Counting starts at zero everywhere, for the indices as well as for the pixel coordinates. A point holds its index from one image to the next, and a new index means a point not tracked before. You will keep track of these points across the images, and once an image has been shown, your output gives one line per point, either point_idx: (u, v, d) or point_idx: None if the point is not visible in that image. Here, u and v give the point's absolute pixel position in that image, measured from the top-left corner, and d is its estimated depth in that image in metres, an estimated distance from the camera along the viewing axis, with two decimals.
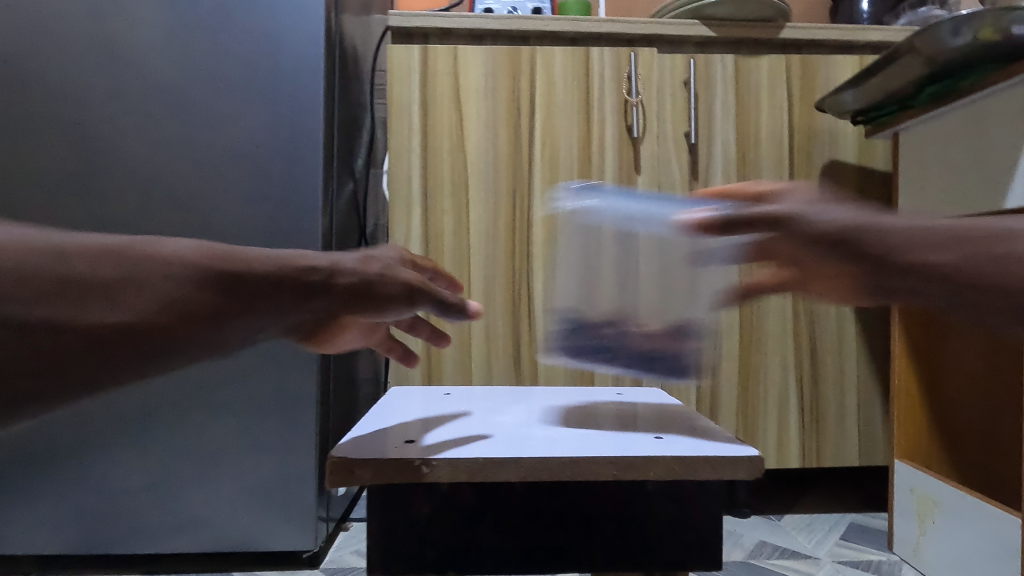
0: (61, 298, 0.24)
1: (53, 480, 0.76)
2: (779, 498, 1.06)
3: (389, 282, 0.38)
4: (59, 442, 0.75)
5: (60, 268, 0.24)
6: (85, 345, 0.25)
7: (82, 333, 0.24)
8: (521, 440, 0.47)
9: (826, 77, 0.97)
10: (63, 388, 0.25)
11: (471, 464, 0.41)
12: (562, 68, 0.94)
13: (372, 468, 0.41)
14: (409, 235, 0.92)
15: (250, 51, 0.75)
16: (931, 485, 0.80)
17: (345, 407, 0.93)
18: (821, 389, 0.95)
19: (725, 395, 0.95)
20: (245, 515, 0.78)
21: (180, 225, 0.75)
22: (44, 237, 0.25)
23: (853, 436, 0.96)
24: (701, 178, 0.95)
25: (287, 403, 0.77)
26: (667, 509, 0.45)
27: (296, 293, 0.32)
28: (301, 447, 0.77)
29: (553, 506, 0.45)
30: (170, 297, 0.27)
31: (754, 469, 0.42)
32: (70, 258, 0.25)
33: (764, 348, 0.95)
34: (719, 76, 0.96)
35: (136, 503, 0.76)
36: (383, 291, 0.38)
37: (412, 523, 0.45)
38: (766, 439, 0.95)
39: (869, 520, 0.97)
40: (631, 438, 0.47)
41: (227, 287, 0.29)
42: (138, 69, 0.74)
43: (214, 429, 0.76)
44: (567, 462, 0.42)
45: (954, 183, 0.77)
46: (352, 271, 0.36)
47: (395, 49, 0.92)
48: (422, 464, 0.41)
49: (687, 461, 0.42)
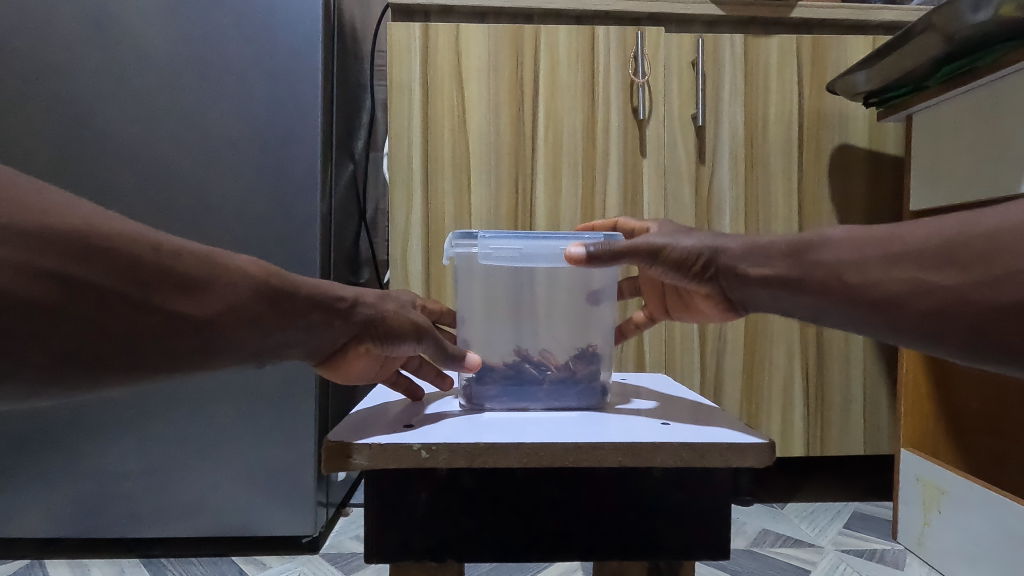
0: (129, 280, 0.33)
1: (49, 464, 0.75)
2: (782, 486, 1.06)
3: (400, 319, 0.49)
4: (54, 425, 0.75)
5: (165, 264, 0.35)
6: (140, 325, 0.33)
7: (136, 307, 0.33)
8: (523, 425, 0.46)
9: (837, 57, 0.95)
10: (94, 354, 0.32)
11: (471, 449, 0.40)
12: (566, 47, 0.91)
13: (369, 453, 0.40)
14: (409, 219, 0.90)
15: (244, 27, 0.73)
16: (938, 474, 0.78)
17: (345, 392, 0.92)
18: (827, 377, 0.94)
19: (729, 383, 0.94)
20: (243, 500, 0.77)
21: (175, 205, 0.74)
22: (162, 238, 0.35)
23: (858, 425, 0.95)
24: (707, 162, 0.93)
25: (285, 388, 0.76)
26: (672, 496, 0.44)
27: (335, 318, 0.45)
28: (300, 432, 0.76)
29: (556, 492, 0.44)
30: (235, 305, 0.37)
31: (763, 456, 0.41)
32: (172, 255, 0.35)
33: (769, 335, 0.94)
34: (727, 55, 0.93)
35: (133, 486, 0.76)
36: (387, 324, 0.48)
37: (410, 510, 0.44)
38: (770, 426, 0.94)
39: (873, 509, 0.96)
40: (635, 424, 0.46)
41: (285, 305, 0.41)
42: (130, 45, 0.72)
43: (211, 413, 0.75)
44: (570, 448, 0.40)
45: (969, 165, 0.75)
46: (371, 306, 0.48)
47: (394, 27, 0.89)
48: (420, 449, 0.40)
49: (693, 447, 0.41)
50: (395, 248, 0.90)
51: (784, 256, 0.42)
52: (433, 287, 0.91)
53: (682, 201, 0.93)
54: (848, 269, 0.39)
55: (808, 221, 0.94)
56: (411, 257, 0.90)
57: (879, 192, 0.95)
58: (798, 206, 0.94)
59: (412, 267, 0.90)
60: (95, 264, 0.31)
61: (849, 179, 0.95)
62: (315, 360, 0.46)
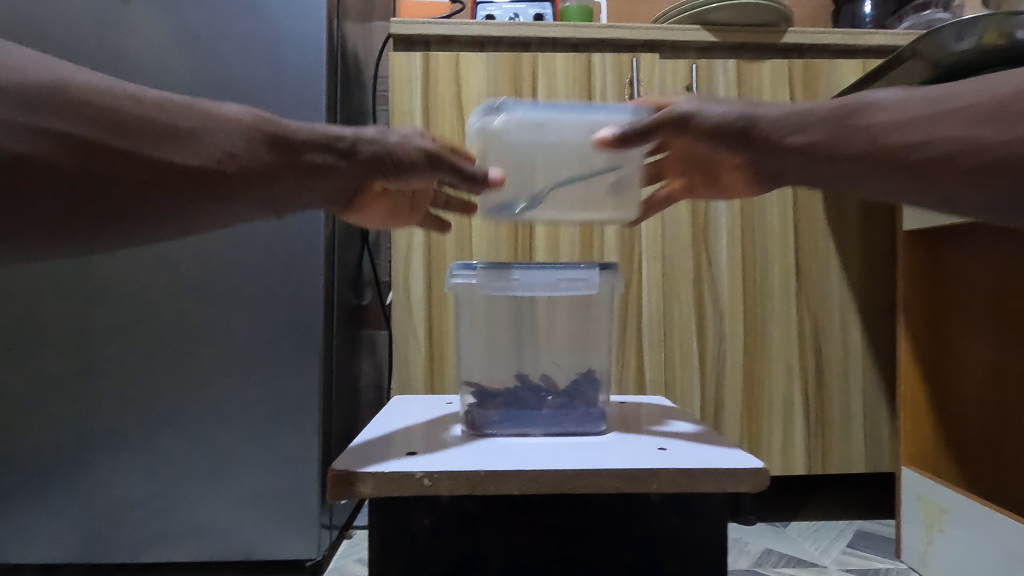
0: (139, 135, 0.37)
1: (56, 489, 0.76)
2: (785, 504, 1.05)
3: (405, 147, 0.46)
4: (63, 450, 0.75)
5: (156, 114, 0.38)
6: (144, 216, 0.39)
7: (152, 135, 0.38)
8: (523, 452, 0.47)
9: (829, 81, 0.97)
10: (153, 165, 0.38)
11: (472, 477, 0.41)
12: (563, 74, 0.94)
13: (373, 481, 0.41)
14: (411, 242, 0.92)
15: (249, 58, 0.76)
16: (938, 492, 0.79)
17: (348, 414, 0.93)
18: (827, 395, 0.95)
19: (729, 401, 0.94)
20: (246, 523, 0.77)
21: None
22: (148, 95, 0.39)
23: (859, 444, 0.95)
24: None
25: (289, 410, 0.77)
26: (672, 520, 0.45)
27: (341, 159, 0.44)
28: (304, 454, 0.77)
29: (557, 518, 0.45)
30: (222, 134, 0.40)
31: (758, 481, 0.42)
32: (154, 105, 0.38)
33: (769, 353, 0.94)
34: (721, 80, 0.96)
35: (138, 510, 0.76)
36: (397, 155, 0.46)
37: (414, 536, 0.45)
38: (771, 444, 0.95)
39: (876, 528, 0.96)
40: (634, 449, 0.47)
41: (287, 148, 0.42)
42: (139, 78, 0.75)
43: (215, 436, 0.76)
44: (569, 475, 0.41)
45: None
46: (375, 140, 0.46)
47: (396, 56, 0.92)
48: (423, 477, 0.41)
49: (689, 472, 0.42)
50: (398, 271, 0.91)
51: (821, 122, 0.42)
52: (435, 310, 0.92)
53: (680, 222, 0.94)
54: (886, 131, 0.41)
55: (804, 239, 0.95)
56: (413, 279, 0.92)
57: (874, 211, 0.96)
58: (794, 225, 0.95)
59: (413, 290, 0.92)
60: (72, 116, 0.36)
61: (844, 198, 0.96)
62: (338, 206, 0.48)
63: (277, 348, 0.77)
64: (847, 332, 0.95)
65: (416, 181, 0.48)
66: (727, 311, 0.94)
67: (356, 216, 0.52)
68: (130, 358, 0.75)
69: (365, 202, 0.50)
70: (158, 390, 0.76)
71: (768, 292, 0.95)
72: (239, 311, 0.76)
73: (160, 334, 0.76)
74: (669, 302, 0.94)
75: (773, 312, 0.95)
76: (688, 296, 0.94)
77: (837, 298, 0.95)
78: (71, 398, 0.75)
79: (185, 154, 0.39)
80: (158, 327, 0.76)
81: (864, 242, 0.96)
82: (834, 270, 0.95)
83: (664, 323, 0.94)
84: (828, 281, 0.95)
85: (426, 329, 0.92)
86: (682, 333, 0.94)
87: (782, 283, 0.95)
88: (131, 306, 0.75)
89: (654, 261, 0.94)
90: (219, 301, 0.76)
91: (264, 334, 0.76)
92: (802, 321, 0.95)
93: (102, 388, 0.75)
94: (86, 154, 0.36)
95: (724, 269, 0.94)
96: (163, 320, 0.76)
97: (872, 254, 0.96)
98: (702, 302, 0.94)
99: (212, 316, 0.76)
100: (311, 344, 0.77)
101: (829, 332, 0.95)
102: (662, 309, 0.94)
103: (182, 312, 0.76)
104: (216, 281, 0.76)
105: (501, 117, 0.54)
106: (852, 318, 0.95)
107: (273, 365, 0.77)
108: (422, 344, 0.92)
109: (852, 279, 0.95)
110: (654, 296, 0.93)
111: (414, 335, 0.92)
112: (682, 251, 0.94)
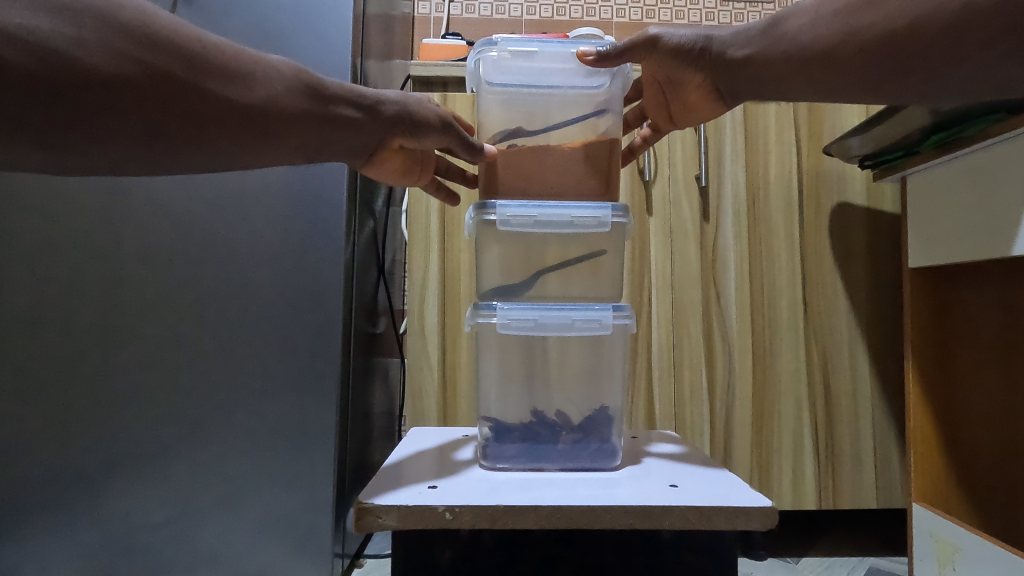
0: (211, 119, 0.48)
1: (76, 513, 0.78)
2: (797, 539, 1.05)
3: (428, 114, 0.61)
4: (87, 474, 0.78)
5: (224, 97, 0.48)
6: (211, 144, 0.50)
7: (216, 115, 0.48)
8: (541, 487, 0.48)
9: (833, 122, 1.00)
10: (216, 126, 0.49)
11: (491, 512, 0.43)
12: None
13: (397, 514, 0.43)
14: (427, 276, 0.94)
15: None
16: (950, 530, 0.78)
17: (362, 443, 0.95)
18: (836, 429, 0.95)
19: (739, 434, 0.95)
20: (262, 550, 0.78)
21: (208, 264, 0.79)
22: (225, 93, 0.48)
23: (870, 479, 0.95)
24: (712, 220, 0.97)
25: (308, 435, 0.79)
26: (680, 555, 0.47)
27: (412, 131, 0.61)
28: (319, 481, 0.79)
29: (572, 554, 0.47)
30: (286, 112, 0.52)
31: (767, 520, 0.43)
32: (218, 98, 0.48)
33: (778, 386, 0.95)
34: (728, 119, 0.99)
35: (156, 537, 0.78)
36: (416, 115, 0.60)
37: (435, 565, 0.47)
38: (781, 478, 0.95)
39: (889, 565, 0.95)
40: (646, 486, 0.48)
41: (319, 97, 0.54)
42: None
43: (236, 461, 0.78)
44: (584, 511, 0.43)
45: (964, 223, 0.79)
46: (395, 104, 0.60)
47: None
48: (445, 511, 0.43)
49: (700, 510, 0.43)
50: (413, 303, 0.94)
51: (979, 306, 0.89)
52: (448, 340, 0.94)
53: (688, 257, 0.97)
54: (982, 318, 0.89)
55: (811, 275, 0.97)
56: (428, 311, 0.94)
57: (879, 249, 0.98)
58: (801, 261, 0.97)
59: (429, 322, 0.94)
60: (177, 104, 0.46)
61: (851, 235, 0.98)
62: (359, 158, 0.61)
63: (298, 378, 0.79)
64: (856, 366, 0.96)
65: (430, 140, 0.62)
66: (736, 344, 0.96)
67: (374, 170, 0.66)
68: (155, 386, 0.78)
69: (384, 154, 0.64)
70: (181, 417, 0.78)
71: (776, 326, 0.96)
72: (259, 342, 0.79)
73: (184, 364, 0.78)
74: (678, 337, 0.95)
75: (782, 346, 0.96)
76: (697, 330, 0.96)
77: (846, 334, 0.96)
78: (97, 425, 0.78)
79: (243, 106, 0.49)
80: (182, 356, 0.78)
81: (871, 278, 0.97)
82: (841, 306, 0.97)
83: (672, 358, 0.95)
84: (836, 316, 0.97)
85: (440, 359, 0.94)
86: (692, 366, 0.95)
87: (790, 317, 0.96)
88: (158, 336, 0.78)
89: (663, 296, 0.96)
90: (243, 329, 0.79)
91: (284, 364, 0.79)
92: (810, 355, 0.96)
93: (127, 415, 0.78)
94: (180, 111, 0.47)
95: (732, 303, 0.96)
96: (187, 349, 0.78)
97: (878, 289, 0.97)
98: (710, 335, 0.96)
99: (237, 343, 0.79)
100: (329, 374, 0.79)
101: (838, 367, 0.96)
102: (672, 342, 0.95)
103: (207, 340, 0.78)
104: (239, 311, 0.79)
105: (496, 52, 0.63)
106: (860, 353, 0.96)
107: (293, 394, 0.79)
108: (435, 374, 0.94)
109: (859, 314, 0.97)
110: (663, 330, 0.96)
111: (427, 366, 0.94)
112: (690, 285, 0.96)
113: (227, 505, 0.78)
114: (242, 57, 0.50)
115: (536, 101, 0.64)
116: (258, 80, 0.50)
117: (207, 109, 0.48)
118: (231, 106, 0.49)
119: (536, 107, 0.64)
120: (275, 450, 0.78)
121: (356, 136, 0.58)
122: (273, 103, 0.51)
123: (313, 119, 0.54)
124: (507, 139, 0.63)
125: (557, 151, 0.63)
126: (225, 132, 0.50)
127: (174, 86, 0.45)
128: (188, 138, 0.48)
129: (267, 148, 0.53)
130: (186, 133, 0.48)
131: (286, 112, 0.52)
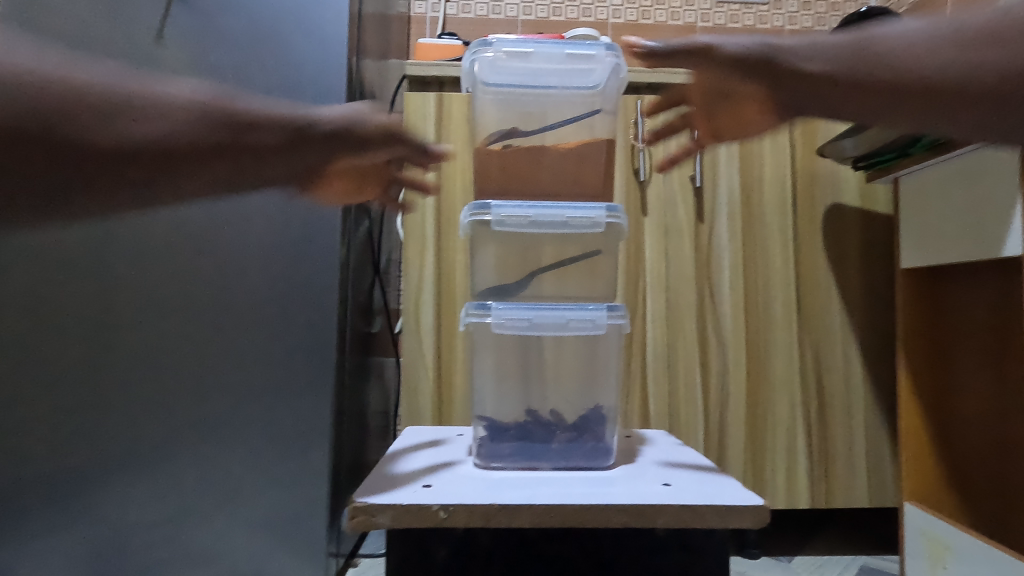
0: (99, 167, 0.38)
1: (70, 513, 0.77)
2: (790, 538, 1.05)
3: (372, 125, 0.52)
4: (80, 474, 0.77)
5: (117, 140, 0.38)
6: (106, 196, 0.40)
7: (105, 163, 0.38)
8: (535, 486, 0.49)
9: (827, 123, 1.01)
10: (108, 175, 0.39)
11: (486, 510, 0.43)
12: None
13: (392, 513, 0.43)
14: (422, 275, 0.94)
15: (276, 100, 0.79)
16: (942, 528, 0.79)
17: (357, 442, 0.95)
18: (830, 429, 0.96)
19: (733, 434, 0.96)
20: (256, 549, 0.78)
21: (203, 263, 0.78)
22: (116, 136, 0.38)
23: (863, 478, 0.96)
24: (706, 220, 0.98)
25: (302, 434, 0.79)
26: (673, 553, 0.47)
27: (353, 149, 0.51)
28: (314, 481, 0.79)
29: (566, 552, 0.47)
30: (204, 148, 0.42)
31: (759, 518, 0.43)
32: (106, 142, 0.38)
33: (772, 386, 0.96)
34: None
35: (151, 536, 0.78)
36: (359, 129, 0.51)
37: (430, 563, 0.47)
38: (775, 477, 0.96)
39: (881, 564, 0.96)
40: (640, 484, 0.49)
41: (236, 126, 0.43)
42: None
43: (230, 461, 0.78)
44: (578, 510, 0.43)
45: (957, 225, 0.79)
46: (334, 119, 0.49)
47: (411, 96, 0.96)
48: (439, 509, 0.43)
49: (693, 508, 0.44)
50: (408, 302, 0.94)
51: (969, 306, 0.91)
52: (444, 339, 0.94)
53: (683, 257, 0.97)
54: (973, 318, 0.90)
55: (805, 275, 0.98)
56: (423, 310, 0.94)
57: (873, 250, 0.99)
58: (795, 261, 0.98)
59: (424, 321, 0.94)
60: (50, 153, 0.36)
61: (844, 236, 0.99)
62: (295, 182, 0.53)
63: (293, 378, 0.79)
64: (850, 366, 0.97)
65: (375, 153, 0.53)
66: (731, 344, 0.96)
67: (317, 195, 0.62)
68: (149, 385, 0.78)
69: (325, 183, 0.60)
70: (175, 416, 0.78)
71: (770, 326, 0.97)
72: (254, 341, 0.79)
73: (179, 363, 0.78)
74: (673, 336, 0.96)
75: (776, 346, 0.96)
76: (691, 330, 0.96)
77: (839, 334, 0.97)
78: (91, 424, 0.77)
79: (141, 148, 0.39)
80: (176, 355, 0.78)
81: (864, 278, 0.98)
82: (835, 306, 0.97)
83: (667, 357, 0.96)
84: (829, 316, 0.97)
85: (436, 358, 0.94)
86: (687, 365, 0.96)
87: (784, 317, 0.97)
88: (153, 334, 0.78)
89: (659, 295, 0.96)
90: (238, 328, 0.79)
91: (279, 363, 0.79)
92: (804, 355, 0.97)
93: (121, 414, 0.78)
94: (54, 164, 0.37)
95: (727, 302, 0.97)
96: (182, 348, 0.78)
97: (871, 289, 0.98)
98: (705, 335, 0.96)
99: (232, 342, 0.78)
100: (324, 373, 0.79)
101: (831, 366, 0.97)
102: (667, 342, 0.96)
103: (202, 339, 0.78)
104: (234, 310, 0.79)
105: (491, 53, 0.63)
106: (854, 353, 0.97)
107: (288, 393, 0.79)
108: (430, 373, 0.94)
109: (853, 315, 0.97)
110: (658, 329, 0.96)
111: (423, 366, 0.94)
112: (685, 285, 0.97)
113: (222, 504, 0.78)
114: (131, 86, 0.40)
115: (531, 101, 0.64)
116: (159, 112, 0.40)
117: (94, 159, 0.38)
118: (127, 150, 0.39)
119: (531, 108, 0.64)
120: (269, 449, 0.78)
121: (289, 165, 0.47)
122: (184, 139, 0.41)
123: (239, 155, 0.44)
124: (504, 140, 0.63)
125: (554, 152, 0.63)
126: (121, 181, 0.40)
127: (59, 141, 0.37)
128: (72, 196, 0.39)
129: (179, 193, 0.43)
130: (70, 188, 0.38)
131: (201, 149, 0.42)
